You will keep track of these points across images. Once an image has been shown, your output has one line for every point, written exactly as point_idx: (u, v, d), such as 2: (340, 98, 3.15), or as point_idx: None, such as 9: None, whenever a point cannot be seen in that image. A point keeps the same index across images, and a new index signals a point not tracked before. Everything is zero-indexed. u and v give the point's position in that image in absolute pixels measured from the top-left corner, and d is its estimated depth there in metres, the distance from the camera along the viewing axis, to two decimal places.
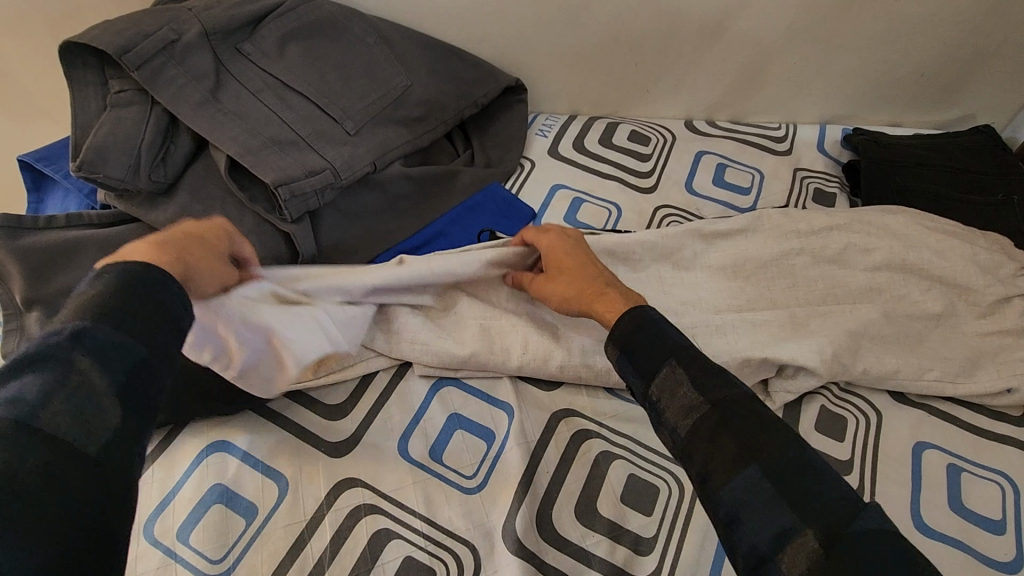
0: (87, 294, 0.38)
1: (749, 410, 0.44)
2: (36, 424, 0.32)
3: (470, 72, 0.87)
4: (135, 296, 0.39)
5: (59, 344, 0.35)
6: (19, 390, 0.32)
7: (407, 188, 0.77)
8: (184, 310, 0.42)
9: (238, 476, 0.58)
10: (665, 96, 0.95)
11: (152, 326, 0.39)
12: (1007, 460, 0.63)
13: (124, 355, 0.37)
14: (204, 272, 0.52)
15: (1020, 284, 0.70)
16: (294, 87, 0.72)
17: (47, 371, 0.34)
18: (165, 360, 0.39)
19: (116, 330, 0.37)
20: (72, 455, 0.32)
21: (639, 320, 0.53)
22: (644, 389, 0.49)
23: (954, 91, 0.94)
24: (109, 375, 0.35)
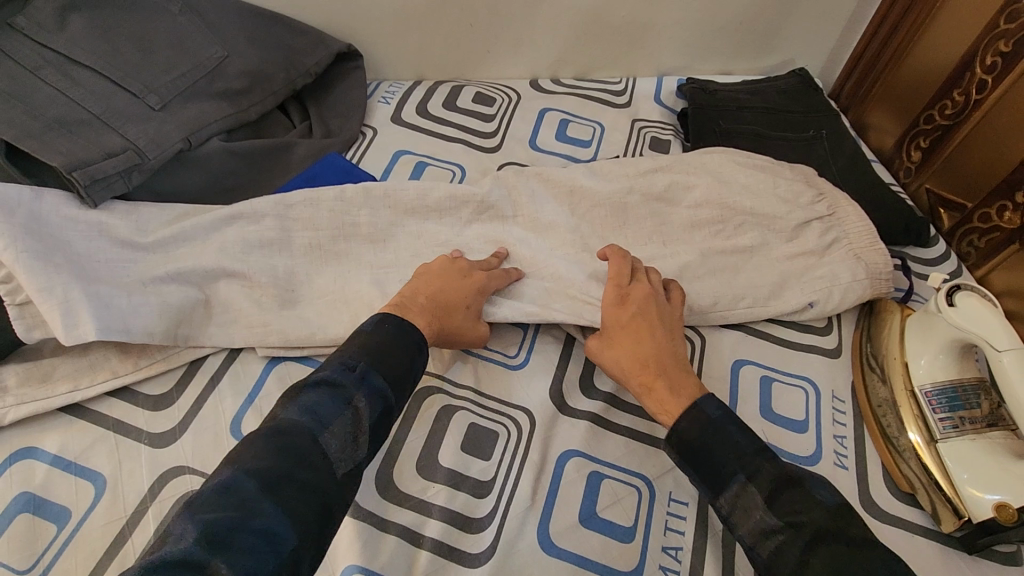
0: (369, 338, 0.54)
1: (841, 532, 0.45)
2: (321, 439, 0.46)
3: (297, 39, 0.83)
4: (393, 354, 0.53)
5: (347, 377, 0.50)
6: (317, 407, 0.47)
7: (232, 164, 0.73)
8: (409, 358, 0.54)
9: (48, 481, 0.55)
10: (507, 56, 0.95)
11: (399, 380, 0.53)
12: (812, 367, 0.70)
13: (380, 402, 0.51)
14: (461, 316, 0.62)
15: (818, 209, 0.77)
16: (80, 61, 0.67)
17: (332, 389, 0.49)
18: (393, 392, 0.52)
19: (383, 380, 0.51)
20: (333, 463, 0.46)
21: (702, 422, 0.53)
22: (713, 499, 0.51)
23: (772, 37, 0.99)
24: (370, 417, 0.49)
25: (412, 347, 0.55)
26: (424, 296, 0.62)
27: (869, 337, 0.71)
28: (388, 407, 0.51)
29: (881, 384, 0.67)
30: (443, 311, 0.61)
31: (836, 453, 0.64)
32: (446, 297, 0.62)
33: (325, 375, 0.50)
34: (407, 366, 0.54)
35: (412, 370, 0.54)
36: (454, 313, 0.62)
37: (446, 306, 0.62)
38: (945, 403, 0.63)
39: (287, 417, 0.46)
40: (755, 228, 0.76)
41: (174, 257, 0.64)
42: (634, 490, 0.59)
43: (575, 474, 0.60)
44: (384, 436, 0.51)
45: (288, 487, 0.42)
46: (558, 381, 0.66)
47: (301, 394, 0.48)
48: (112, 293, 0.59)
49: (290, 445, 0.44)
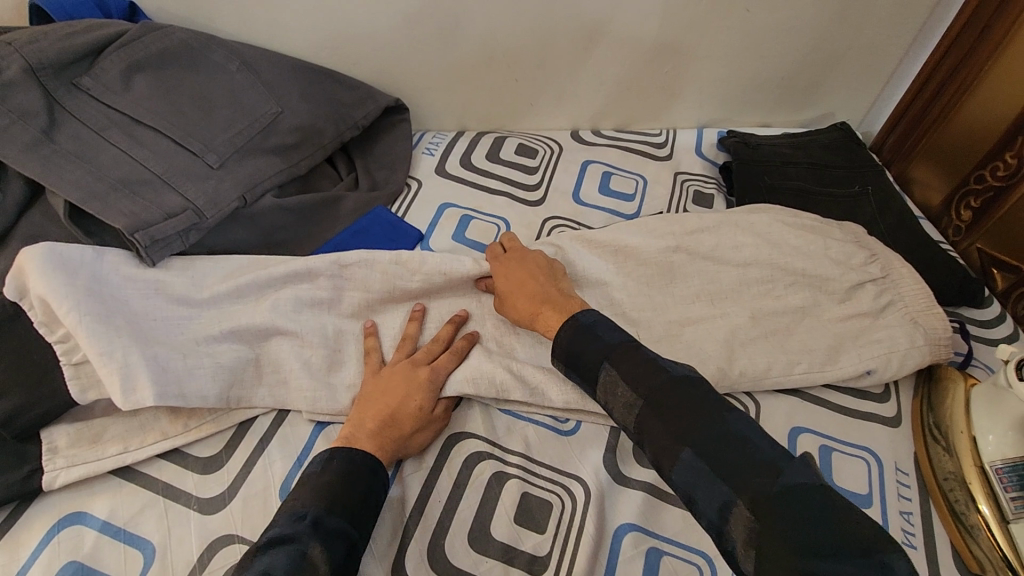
0: (321, 478, 0.53)
1: (681, 389, 0.49)
2: None
3: (346, 94, 0.85)
4: (354, 484, 0.53)
5: (298, 527, 0.48)
6: (271, 566, 0.45)
7: (283, 219, 0.74)
8: (373, 477, 0.55)
9: (97, 549, 0.54)
10: (549, 108, 0.96)
11: (359, 514, 0.52)
12: (872, 436, 0.68)
13: (343, 542, 0.49)
14: (413, 418, 0.60)
15: (871, 270, 0.75)
16: (143, 121, 0.68)
17: (279, 545, 0.47)
18: (354, 527, 0.51)
19: (340, 520, 0.50)
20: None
21: (579, 327, 0.58)
22: (592, 392, 0.55)
23: (813, 91, 0.99)
24: (330, 560, 0.47)
25: (376, 485, 0.55)
26: (369, 416, 0.59)
27: (930, 406, 0.69)
28: (352, 547, 0.50)
29: (946, 457, 0.65)
30: (391, 424, 0.59)
31: (903, 531, 0.61)
32: (393, 406, 0.60)
33: (275, 533, 0.48)
34: (370, 493, 0.54)
35: (372, 498, 0.54)
36: (403, 421, 0.59)
37: (394, 414, 0.59)
38: (1017, 482, 0.61)
39: None
40: (808, 289, 0.75)
41: (225, 314, 0.64)
42: (694, 569, 0.57)
43: (633, 550, 0.58)
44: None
45: None
46: (611, 447, 0.64)
47: (253, 559, 0.46)
48: (169, 356, 0.59)
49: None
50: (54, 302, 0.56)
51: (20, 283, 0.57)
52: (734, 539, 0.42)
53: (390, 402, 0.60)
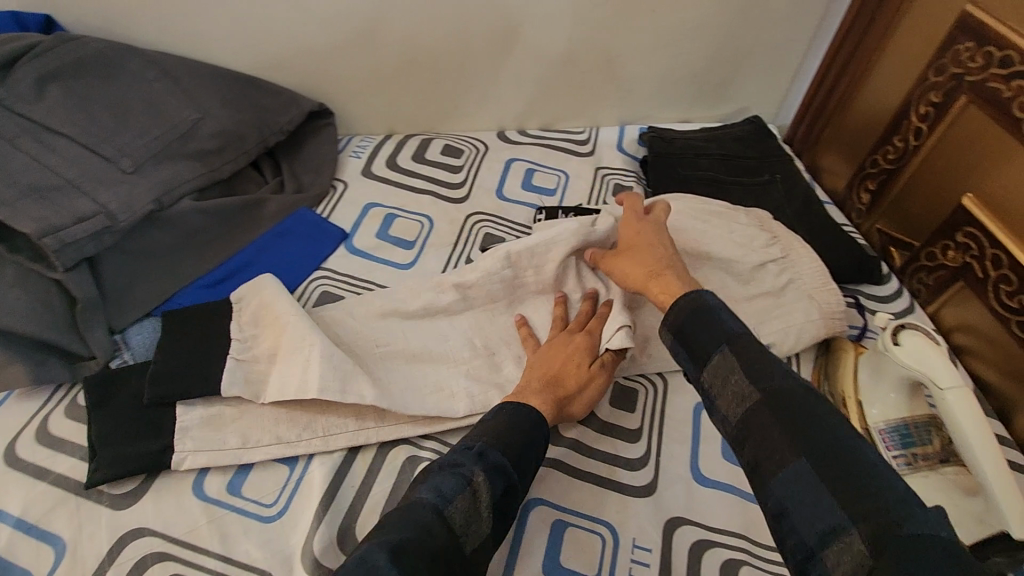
0: (491, 422, 0.56)
1: (809, 405, 0.47)
2: (445, 512, 0.47)
3: (270, 100, 0.87)
4: (514, 436, 0.55)
5: (466, 455, 0.52)
6: (442, 484, 0.49)
7: (203, 222, 0.76)
8: (524, 419, 0.57)
9: (8, 546, 0.55)
10: (475, 110, 1.00)
11: (520, 458, 0.54)
12: None
13: (504, 478, 0.52)
14: (580, 374, 0.65)
15: (772, 251, 0.80)
16: (56, 129, 0.69)
17: (450, 468, 0.51)
18: (513, 467, 0.53)
19: (503, 456, 0.53)
20: (456, 534, 0.47)
21: (695, 307, 0.56)
22: (697, 373, 0.54)
23: (725, 87, 1.05)
24: (492, 490, 0.50)
25: (536, 436, 0.57)
26: (535, 376, 0.65)
27: (827, 376, 0.74)
28: (511, 489, 0.52)
29: None
30: (575, 374, 0.65)
31: None
32: (554, 369, 0.65)
33: (450, 457, 0.52)
34: (525, 441, 0.55)
35: (535, 445, 0.56)
36: (566, 380, 0.65)
37: (555, 377, 0.65)
38: (898, 441, 0.65)
39: (417, 497, 0.48)
40: (714, 271, 0.79)
41: (285, 347, 0.64)
42: (598, 538, 0.60)
43: (539, 523, 0.60)
44: (506, 515, 0.52)
45: (418, 552, 0.43)
46: None
47: (427, 477, 0.51)
48: (343, 360, 0.63)
49: (411, 525, 0.45)
50: (278, 311, 0.67)
51: (246, 296, 0.69)
52: (827, 567, 0.42)
53: (553, 365, 0.66)
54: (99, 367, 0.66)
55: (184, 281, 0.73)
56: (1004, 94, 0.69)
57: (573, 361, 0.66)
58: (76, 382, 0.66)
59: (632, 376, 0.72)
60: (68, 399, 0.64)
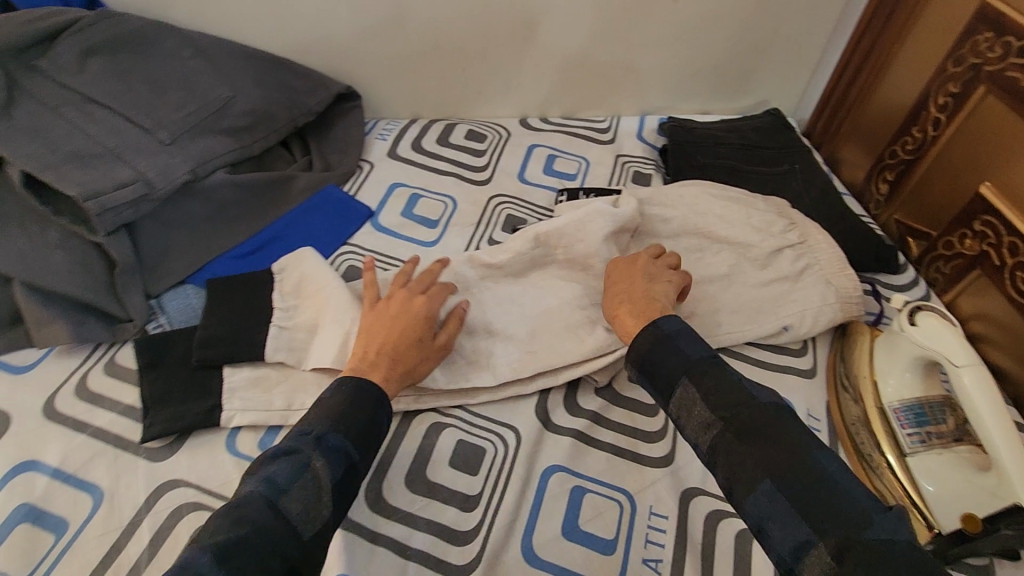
0: (328, 402, 0.54)
1: (770, 422, 0.48)
2: (280, 504, 0.46)
3: (300, 81, 0.89)
4: (353, 415, 0.53)
5: (302, 441, 0.50)
6: (275, 474, 0.47)
7: (236, 195, 0.78)
8: (368, 397, 0.55)
9: (48, 493, 0.57)
10: (498, 97, 1.02)
11: (363, 437, 0.53)
12: (789, 387, 0.73)
13: (345, 461, 0.51)
14: (423, 347, 0.62)
15: (789, 237, 0.81)
16: (98, 100, 0.71)
17: (287, 456, 0.49)
18: (354, 446, 0.52)
19: (343, 438, 0.51)
20: (294, 523, 0.45)
21: (655, 338, 0.57)
22: (665, 406, 0.55)
23: (746, 79, 1.06)
24: (331, 474, 0.49)
25: (381, 412, 0.55)
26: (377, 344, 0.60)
27: (842, 358, 0.74)
28: (351, 468, 0.51)
29: (853, 404, 0.70)
30: (410, 351, 0.61)
31: None
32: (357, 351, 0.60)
33: (285, 444, 0.50)
34: (371, 420, 0.54)
35: (378, 425, 0.55)
36: (402, 355, 0.60)
37: (407, 356, 0.60)
38: (913, 419, 0.65)
39: (246, 491, 0.46)
40: (731, 255, 0.81)
41: (328, 327, 0.66)
42: (616, 504, 0.61)
43: (559, 488, 0.62)
44: (348, 494, 0.51)
45: (249, 549, 0.42)
46: (543, 398, 0.69)
47: (267, 464, 0.48)
48: None
49: (244, 519, 0.44)
50: (319, 282, 0.69)
51: (287, 267, 0.71)
52: None
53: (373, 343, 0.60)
54: (138, 330, 0.68)
55: (218, 251, 0.76)
56: (1021, 83, 0.70)
57: (363, 345, 0.61)
58: (115, 342, 0.68)
59: None
60: (107, 356, 0.67)
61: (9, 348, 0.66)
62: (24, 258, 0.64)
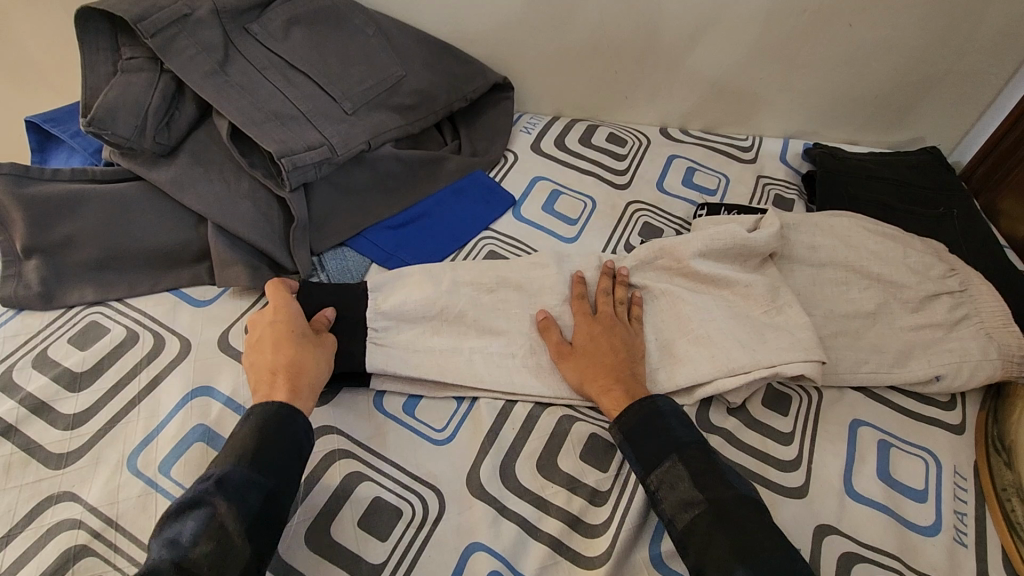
0: (230, 439, 0.54)
1: (746, 514, 0.53)
2: (185, 562, 0.46)
3: (462, 68, 0.93)
4: (268, 450, 0.54)
5: (202, 489, 0.50)
6: (178, 534, 0.48)
7: (396, 169, 0.82)
8: (294, 426, 0.56)
9: (220, 418, 0.62)
10: (642, 103, 1.02)
11: (272, 466, 0.53)
12: (934, 440, 0.69)
13: (254, 494, 0.51)
14: (300, 355, 0.61)
15: (949, 283, 0.77)
16: (296, 66, 0.78)
17: (190, 510, 0.49)
18: (265, 476, 0.52)
19: (247, 472, 0.52)
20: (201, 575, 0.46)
21: (649, 412, 0.60)
22: (643, 475, 0.58)
23: (907, 113, 1.01)
24: (238, 514, 0.49)
25: (295, 432, 0.56)
26: (263, 368, 0.60)
27: (995, 420, 0.70)
28: (270, 500, 0.52)
29: (1007, 470, 0.65)
30: (299, 366, 0.60)
31: (956, 529, 0.63)
32: (275, 361, 0.60)
33: (185, 499, 0.50)
34: (283, 446, 0.55)
35: (294, 451, 0.55)
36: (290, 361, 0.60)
37: (290, 365, 0.60)
38: None
39: (152, 556, 0.47)
40: (882, 294, 0.77)
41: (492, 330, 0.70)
42: None
43: None
44: (269, 524, 0.51)
45: None
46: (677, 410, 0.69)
47: (169, 521, 0.49)
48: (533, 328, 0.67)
49: None
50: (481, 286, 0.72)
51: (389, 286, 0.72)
52: None
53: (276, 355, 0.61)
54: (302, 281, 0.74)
55: (375, 219, 0.81)
56: None
57: (270, 351, 0.61)
58: None
59: (788, 382, 0.71)
60: None
61: (192, 282, 0.72)
62: (220, 202, 0.71)
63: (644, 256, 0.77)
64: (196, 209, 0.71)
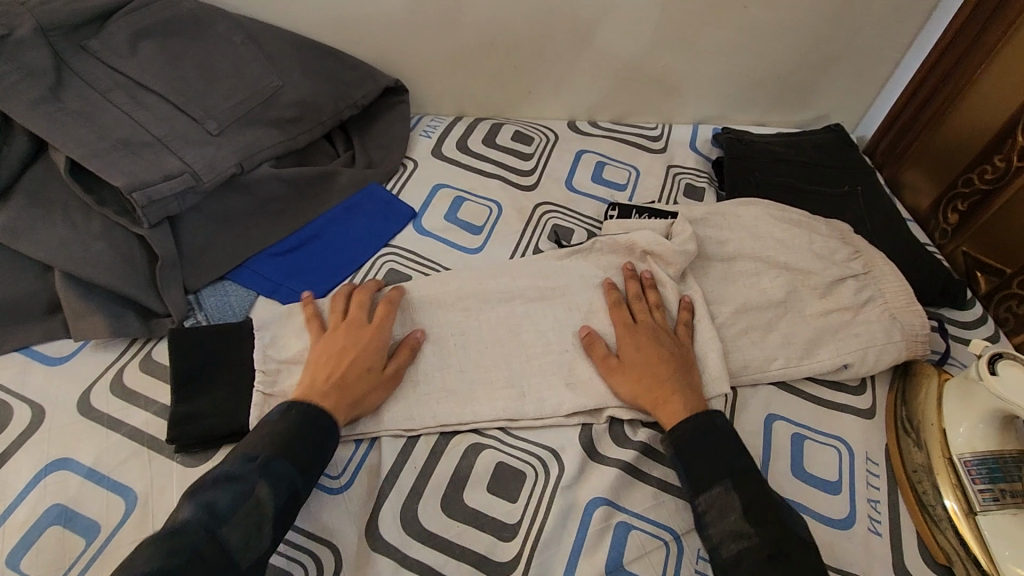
0: (274, 424, 0.54)
1: (798, 552, 0.53)
2: (218, 533, 0.47)
3: (348, 73, 0.86)
4: (301, 442, 0.54)
5: (245, 467, 0.50)
6: (215, 500, 0.48)
7: (279, 190, 0.76)
8: (324, 434, 0.55)
9: (80, 494, 0.55)
10: (547, 98, 0.98)
11: (308, 463, 0.53)
12: (845, 428, 0.69)
13: (289, 487, 0.51)
14: (367, 384, 0.60)
15: (853, 266, 0.77)
16: (149, 86, 0.70)
17: (229, 482, 0.49)
18: (299, 471, 0.52)
19: (289, 463, 0.52)
20: (229, 548, 0.47)
21: (704, 430, 0.60)
22: (691, 498, 0.58)
23: (810, 91, 1.00)
24: (274, 502, 0.50)
25: (328, 437, 0.55)
26: (320, 372, 0.59)
27: (904, 400, 0.70)
28: (296, 497, 0.52)
29: (917, 450, 0.65)
30: (355, 386, 0.59)
31: (870, 518, 0.63)
32: (338, 370, 0.59)
33: (228, 468, 0.50)
34: (316, 445, 0.54)
35: (325, 450, 0.55)
36: (352, 381, 0.59)
37: (347, 381, 0.59)
38: (986, 475, 0.61)
39: (183, 516, 0.47)
40: (790, 282, 0.76)
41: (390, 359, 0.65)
42: (662, 544, 0.59)
43: (604, 525, 0.59)
44: (291, 519, 0.52)
45: None
46: (587, 428, 0.65)
47: (194, 493, 0.49)
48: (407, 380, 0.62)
49: (187, 542, 0.45)
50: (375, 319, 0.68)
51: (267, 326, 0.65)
52: None
53: (342, 368, 0.59)
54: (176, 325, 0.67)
55: (258, 247, 0.74)
56: None
57: (331, 361, 0.60)
58: (152, 337, 0.66)
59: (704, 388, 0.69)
60: (144, 352, 0.65)
61: (45, 337, 0.64)
62: (67, 246, 0.62)
63: (550, 263, 0.74)
64: (39, 257, 0.62)
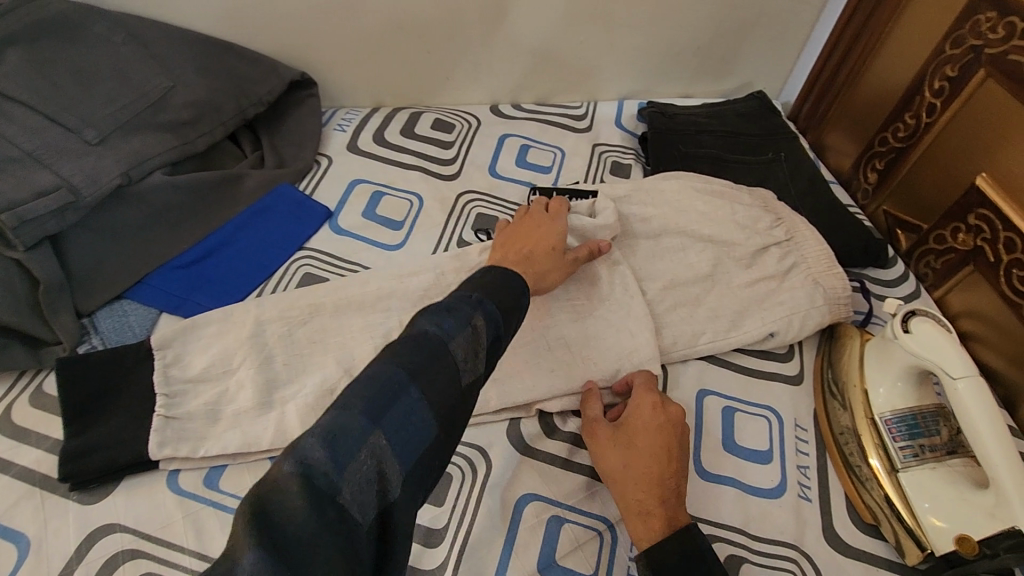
0: (481, 276, 0.51)
1: None
2: (450, 348, 0.42)
3: (248, 68, 0.81)
4: (507, 289, 0.50)
5: (463, 300, 0.46)
6: (443, 324, 0.43)
7: (176, 198, 0.71)
8: (514, 279, 0.52)
9: None
10: (467, 82, 0.95)
11: (509, 308, 0.49)
12: (775, 397, 0.69)
13: (496, 324, 0.47)
14: (550, 264, 0.65)
15: (775, 234, 0.77)
16: (13, 96, 0.64)
17: (448, 310, 0.44)
18: (499, 307, 0.48)
19: (497, 306, 0.48)
20: (460, 370, 0.42)
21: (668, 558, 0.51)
22: None
23: (731, 60, 1.00)
24: (489, 334, 0.45)
25: (522, 285, 0.52)
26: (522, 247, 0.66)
27: (830, 363, 0.70)
28: (499, 338, 0.47)
29: (842, 412, 0.66)
30: (548, 259, 0.65)
31: (800, 484, 0.63)
32: (529, 249, 0.65)
33: (448, 302, 0.45)
34: (514, 290, 0.51)
35: (518, 299, 0.51)
36: (536, 257, 0.65)
37: (531, 258, 0.64)
38: (905, 431, 0.62)
39: (427, 329, 0.42)
40: (716, 254, 0.76)
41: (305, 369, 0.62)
42: (594, 534, 0.58)
43: (535, 519, 0.58)
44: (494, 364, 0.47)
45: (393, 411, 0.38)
46: (515, 422, 0.64)
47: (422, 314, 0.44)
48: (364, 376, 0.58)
49: (409, 351, 0.40)
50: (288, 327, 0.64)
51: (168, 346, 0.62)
52: None
53: (529, 249, 0.65)
54: (68, 352, 0.62)
55: (158, 261, 0.69)
56: None
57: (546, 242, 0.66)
58: (43, 368, 0.62)
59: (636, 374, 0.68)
60: (33, 385, 0.61)
61: None
62: None
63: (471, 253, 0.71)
64: None
